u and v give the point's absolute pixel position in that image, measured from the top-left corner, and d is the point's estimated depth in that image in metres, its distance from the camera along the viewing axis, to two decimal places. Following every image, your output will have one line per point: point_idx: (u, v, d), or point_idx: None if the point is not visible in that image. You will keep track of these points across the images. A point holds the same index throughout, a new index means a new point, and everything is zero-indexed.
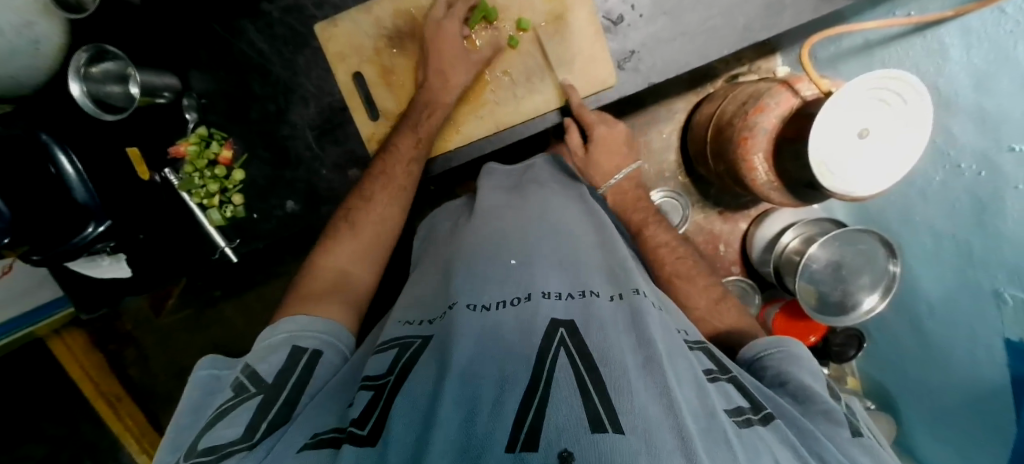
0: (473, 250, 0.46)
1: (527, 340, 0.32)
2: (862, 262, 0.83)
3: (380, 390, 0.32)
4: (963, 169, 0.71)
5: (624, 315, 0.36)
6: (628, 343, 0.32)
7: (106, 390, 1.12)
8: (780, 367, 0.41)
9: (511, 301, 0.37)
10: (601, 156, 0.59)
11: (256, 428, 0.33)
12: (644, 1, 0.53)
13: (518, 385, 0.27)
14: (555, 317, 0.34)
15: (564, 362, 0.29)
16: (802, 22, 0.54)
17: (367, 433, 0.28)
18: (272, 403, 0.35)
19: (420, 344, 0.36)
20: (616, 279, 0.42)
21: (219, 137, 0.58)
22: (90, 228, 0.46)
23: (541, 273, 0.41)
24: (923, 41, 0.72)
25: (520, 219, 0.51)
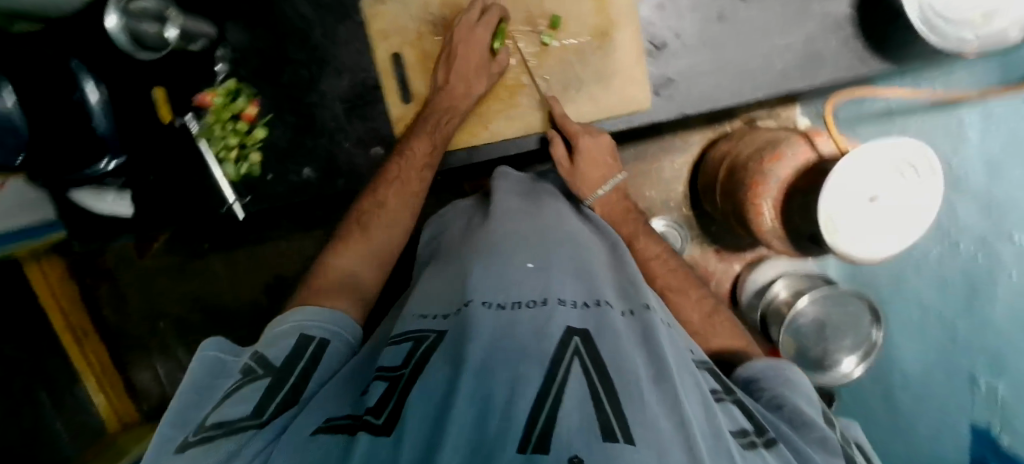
0: (491, 248, 0.47)
1: (541, 343, 0.33)
2: (847, 323, 0.85)
3: (395, 381, 0.33)
4: (960, 249, 0.73)
5: (636, 330, 0.37)
6: (639, 357, 0.33)
7: (75, 324, 1.08)
8: (778, 389, 0.40)
9: (528, 303, 0.38)
10: (587, 169, 0.55)
11: (263, 406, 0.33)
12: (689, 33, 0.54)
13: (530, 386, 0.28)
14: (570, 325, 0.35)
15: (579, 372, 0.30)
16: (836, 80, 0.56)
17: (382, 423, 0.28)
18: (279, 385, 0.35)
19: (435, 338, 0.37)
20: (628, 293, 0.43)
21: (248, 92, 0.58)
22: (103, 162, 0.48)
23: (557, 279, 0.42)
24: (943, 118, 0.74)
25: (539, 225, 0.51)
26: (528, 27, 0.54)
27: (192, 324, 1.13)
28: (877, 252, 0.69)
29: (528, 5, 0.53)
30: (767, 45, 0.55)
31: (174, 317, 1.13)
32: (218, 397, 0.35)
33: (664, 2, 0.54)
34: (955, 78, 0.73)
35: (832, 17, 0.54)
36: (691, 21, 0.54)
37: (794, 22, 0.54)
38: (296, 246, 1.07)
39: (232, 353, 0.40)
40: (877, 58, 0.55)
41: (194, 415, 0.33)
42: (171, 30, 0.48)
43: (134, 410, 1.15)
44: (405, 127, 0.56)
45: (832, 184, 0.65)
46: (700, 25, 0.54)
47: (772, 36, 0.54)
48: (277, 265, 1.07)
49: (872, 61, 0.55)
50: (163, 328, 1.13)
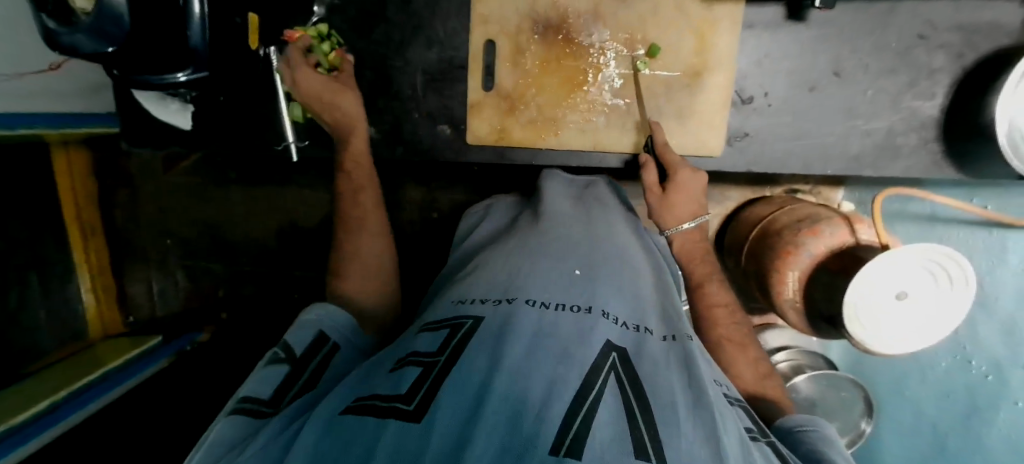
0: (542, 248, 0.49)
1: (584, 348, 0.34)
2: (838, 407, 0.86)
3: (429, 367, 0.33)
4: (972, 366, 0.75)
5: (678, 357, 0.38)
6: (678, 382, 0.35)
7: (85, 219, 1.07)
8: (816, 443, 0.40)
9: (573, 307, 0.39)
10: (677, 199, 0.52)
11: (280, 395, 0.35)
12: (779, 95, 0.55)
13: (567, 391, 0.29)
14: (609, 339, 0.36)
15: (614, 387, 0.31)
16: (908, 176, 0.57)
17: (413, 409, 0.27)
18: (295, 375, 0.37)
19: (473, 323, 0.37)
20: (669, 321, 0.45)
21: (336, 41, 0.57)
22: (179, 74, 0.47)
23: (604, 291, 0.43)
24: (987, 236, 0.74)
25: (588, 235, 0.52)
26: (624, 47, 0.53)
27: (199, 248, 1.13)
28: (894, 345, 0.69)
29: (632, 26, 0.53)
30: (849, 126, 0.55)
31: (181, 236, 1.13)
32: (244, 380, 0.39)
33: (763, 58, 0.54)
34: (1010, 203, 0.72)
35: (919, 115, 0.55)
36: (784, 85, 0.54)
37: (882, 111, 0.55)
38: (318, 198, 1.07)
39: None
40: (954, 167, 0.56)
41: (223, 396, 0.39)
42: None
43: (120, 320, 1.14)
44: (479, 114, 0.57)
45: (863, 277, 0.65)
46: (791, 90, 0.54)
47: (856, 119, 0.55)
48: (296, 211, 1.08)
49: (947, 168, 0.56)
50: (168, 245, 1.14)
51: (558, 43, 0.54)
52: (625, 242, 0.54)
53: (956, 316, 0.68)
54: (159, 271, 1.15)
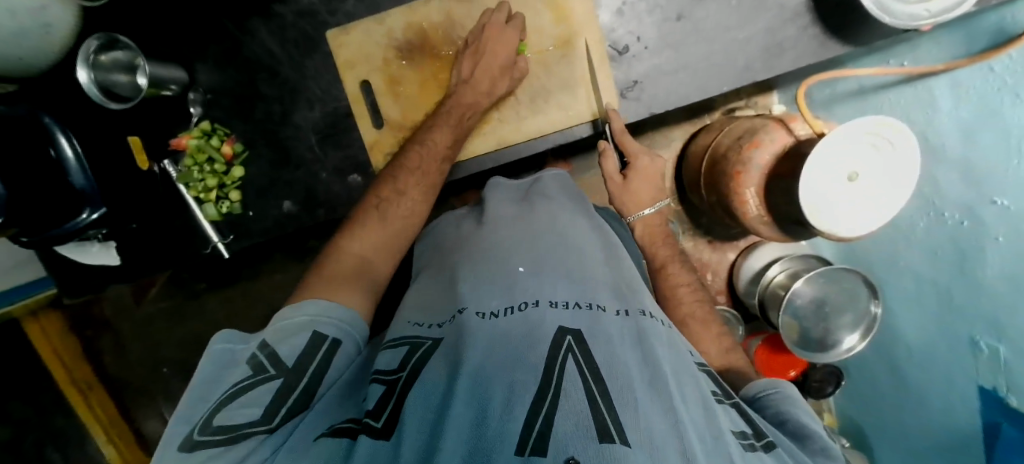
0: (483, 256, 0.49)
1: (536, 347, 0.33)
2: (843, 300, 0.85)
3: (393, 385, 0.34)
4: (947, 217, 0.73)
5: (631, 333, 0.38)
6: (634, 361, 0.34)
7: (78, 377, 1.09)
8: (780, 405, 0.41)
9: (519, 306, 0.39)
10: (636, 186, 0.62)
11: (275, 410, 0.34)
12: (650, 34, 0.55)
13: (527, 391, 0.28)
14: (563, 325, 0.36)
15: (573, 369, 0.31)
16: (800, 65, 0.57)
17: (382, 426, 0.30)
18: (290, 389, 0.36)
19: (430, 345, 0.38)
20: (622, 295, 0.45)
21: (221, 133, 0.58)
22: (84, 214, 0.47)
23: (548, 283, 0.43)
24: (914, 90, 0.75)
25: (530, 229, 0.52)
26: None
27: (193, 365, 1.12)
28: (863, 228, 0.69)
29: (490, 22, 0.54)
30: (728, 38, 0.56)
31: (175, 361, 1.12)
32: (227, 390, 0.35)
33: (623, 7, 0.55)
34: (923, 51, 0.74)
35: (789, 6, 0.55)
36: (651, 23, 0.55)
37: (754, 13, 0.55)
38: (289, 278, 1.07)
39: (242, 344, 0.41)
40: (838, 41, 0.56)
41: (201, 407, 0.35)
42: (142, 78, 0.50)
43: (145, 458, 1.15)
44: (379, 152, 0.57)
45: (812, 166, 0.65)
46: (660, 26, 0.55)
47: (732, 29, 0.56)
48: (273, 298, 1.08)
49: (833, 45, 0.56)
50: (166, 374, 1.13)
51: (429, 62, 0.55)
52: (567, 227, 0.54)
53: (908, 180, 0.67)
54: (167, 400, 1.14)
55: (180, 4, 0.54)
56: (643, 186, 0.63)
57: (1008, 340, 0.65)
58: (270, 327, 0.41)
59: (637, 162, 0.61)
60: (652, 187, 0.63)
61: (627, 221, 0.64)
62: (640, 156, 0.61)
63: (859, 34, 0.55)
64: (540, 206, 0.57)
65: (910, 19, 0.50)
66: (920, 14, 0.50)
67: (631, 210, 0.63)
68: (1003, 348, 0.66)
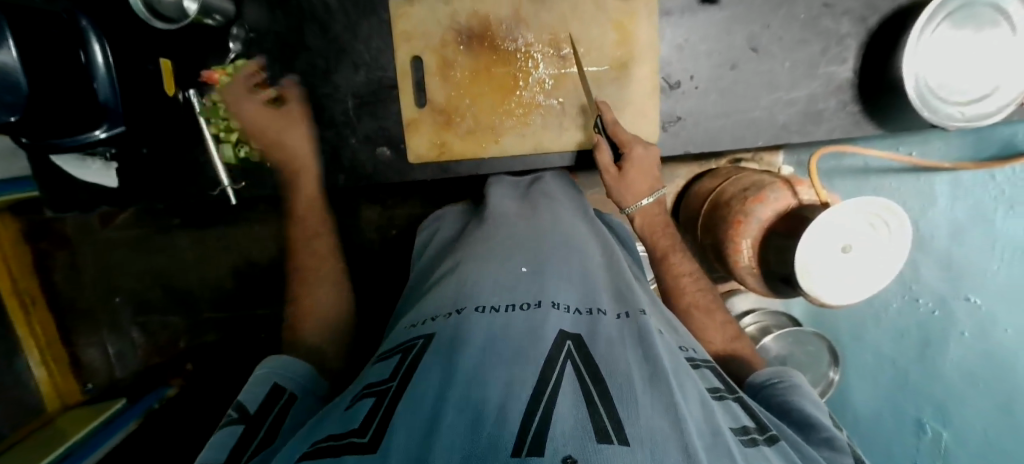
0: (487, 252, 0.48)
1: (537, 345, 0.33)
2: (807, 361, 0.90)
3: (382, 395, 0.32)
4: (920, 303, 0.79)
5: (630, 333, 0.38)
6: (633, 359, 0.34)
7: (22, 288, 0.98)
8: (789, 396, 0.43)
9: (521, 305, 0.39)
10: (634, 178, 0.53)
11: (238, 456, 0.32)
12: (703, 75, 0.56)
13: (525, 390, 0.28)
14: (563, 328, 0.36)
15: (571, 375, 0.31)
16: (832, 137, 0.59)
17: (368, 441, 0.26)
18: (253, 433, 0.34)
19: (423, 343, 0.37)
20: (621, 297, 0.44)
21: (256, 74, 0.55)
22: (97, 131, 0.45)
23: (551, 283, 0.42)
24: (916, 181, 0.78)
25: (534, 228, 0.52)
26: (553, 49, 0.54)
27: (150, 301, 1.08)
28: (852, 296, 0.72)
29: (554, 27, 0.54)
30: (773, 97, 0.58)
31: (131, 291, 1.07)
32: None
33: (682, 43, 0.56)
34: (932, 147, 0.78)
35: (835, 80, 0.57)
36: (706, 65, 0.56)
37: (802, 78, 0.57)
38: (270, 231, 1.03)
39: None
40: (871, 123, 0.58)
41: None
42: (191, 4, 0.48)
43: (78, 389, 1.05)
44: (417, 132, 0.57)
45: (811, 232, 0.68)
46: (713, 70, 0.56)
47: (779, 89, 0.57)
48: (251, 249, 1.04)
49: (866, 126, 0.59)
50: (118, 303, 1.07)
51: (486, 53, 0.54)
52: (568, 228, 0.52)
53: (894, 258, 0.72)
54: (114, 332, 1.08)
55: None
56: (641, 177, 0.54)
57: (952, 427, 0.75)
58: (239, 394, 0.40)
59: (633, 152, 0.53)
60: (649, 175, 0.54)
61: (625, 213, 0.56)
62: (636, 145, 0.53)
63: (894, 120, 0.58)
64: (547, 200, 0.55)
65: (944, 117, 0.52)
66: (955, 116, 0.52)
67: (631, 202, 0.55)
68: (946, 434, 0.76)
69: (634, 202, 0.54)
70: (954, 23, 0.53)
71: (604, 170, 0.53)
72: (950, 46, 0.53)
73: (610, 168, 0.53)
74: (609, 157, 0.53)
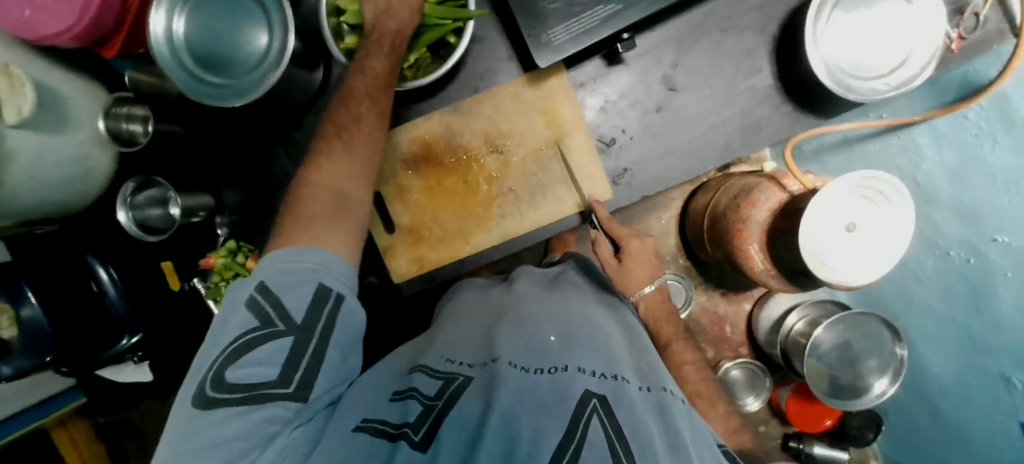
0: (518, 317, 0.51)
1: (563, 402, 0.36)
2: (868, 344, 0.84)
3: (430, 407, 0.39)
4: (953, 256, 0.75)
5: (651, 406, 0.41)
6: (655, 427, 0.37)
7: None
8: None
9: (549, 369, 0.41)
10: (634, 267, 0.61)
11: (289, 376, 0.38)
12: (633, 126, 0.60)
13: (552, 438, 0.33)
14: (588, 387, 0.39)
15: (598, 430, 0.34)
16: (777, 139, 0.61)
17: (419, 440, 0.35)
18: (302, 353, 0.39)
19: (463, 381, 0.42)
20: (644, 372, 0.47)
21: (247, 249, 0.60)
22: (123, 340, 0.51)
23: (578, 350, 0.45)
24: (897, 139, 0.80)
25: (557, 303, 0.55)
26: (492, 149, 0.60)
27: None
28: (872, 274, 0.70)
29: (487, 129, 0.59)
30: (707, 123, 0.60)
31: None
32: (229, 343, 0.38)
33: (605, 105, 0.60)
34: (900, 105, 0.78)
35: (759, 89, 0.60)
36: (633, 117, 0.60)
37: (727, 99, 0.60)
38: None
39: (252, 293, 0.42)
40: (810, 115, 0.60)
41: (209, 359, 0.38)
42: (174, 209, 0.55)
43: None
44: (394, 255, 0.61)
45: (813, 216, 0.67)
46: (641, 118, 0.60)
47: (709, 115, 0.60)
48: None
49: (806, 119, 0.60)
50: None
51: (434, 170, 0.60)
52: (590, 308, 0.56)
53: (900, 230, 0.71)
54: None
55: (212, 142, 0.61)
56: (641, 268, 0.61)
57: None
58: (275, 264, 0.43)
59: (629, 245, 0.61)
60: (650, 266, 0.62)
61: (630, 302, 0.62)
62: (631, 239, 0.60)
63: (827, 106, 0.59)
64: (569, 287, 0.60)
65: (872, 93, 0.54)
66: (881, 88, 0.54)
67: (634, 290, 0.62)
68: None
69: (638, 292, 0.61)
70: (846, 8, 0.55)
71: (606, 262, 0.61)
72: (852, 29, 0.55)
73: (611, 259, 0.61)
74: (608, 251, 0.61)
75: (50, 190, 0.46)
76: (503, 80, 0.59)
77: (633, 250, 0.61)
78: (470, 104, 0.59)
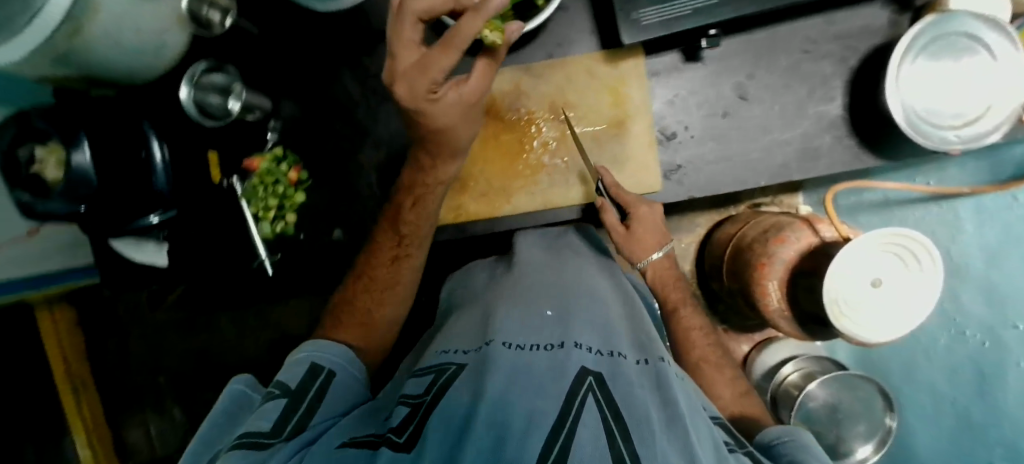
0: (515, 296, 0.50)
1: (558, 381, 0.35)
2: (857, 410, 0.80)
3: (416, 408, 0.38)
4: (968, 337, 0.71)
5: (650, 378, 0.38)
6: (652, 400, 0.35)
7: (76, 373, 1.08)
8: (792, 452, 0.41)
9: (546, 346, 0.41)
10: (641, 234, 0.57)
11: (280, 427, 0.40)
12: (696, 124, 0.60)
13: (546, 422, 0.31)
14: (585, 365, 0.37)
15: (592, 409, 0.32)
16: (833, 171, 0.61)
17: (404, 441, 0.34)
18: (296, 405, 0.43)
19: (455, 369, 0.41)
20: (642, 344, 0.45)
21: (291, 159, 0.62)
22: (150, 216, 0.53)
23: (576, 325, 0.44)
24: (937, 210, 0.75)
25: (559, 276, 0.54)
26: (552, 114, 0.60)
27: (191, 379, 1.13)
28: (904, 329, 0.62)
29: (553, 95, 0.59)
30: (769, 138, 0.60)
31: (173, 372, 1.13)
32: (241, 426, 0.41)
33: (673, 98, 0.60)
34: (948, 174, 0.74)
35: (827, 117, 0.60)
36: (698, 116, 0.60)
37: (793, 120, 0.60)
38: (306, 306, 1.08)
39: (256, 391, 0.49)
40: (872, 155, 0.60)
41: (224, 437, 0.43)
42: (234, 103, 0.56)
43: None
44: None
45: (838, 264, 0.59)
46: (706, 119, 0.60)
47: (773, 131, 0.60)
48: (288, 326, 1.09)
49: (867, 158, 0.60)
50: (161, 384, 1.13)
51: (493, 123, 0.60)
52: (593, 280, 0.54)
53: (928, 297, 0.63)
54: (156, 413, 1.14)
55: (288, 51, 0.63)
56: (650, 233, 0.57)
57: None
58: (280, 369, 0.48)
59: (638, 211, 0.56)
60: (659, 229, 0.57)
61: (638, 267, 0.59)
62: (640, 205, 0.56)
63: (892, 149, 0.59)
64: (576, 254, 0.58)
65: (942, 141, 0.53)
66: (951, 139, 0.54)
67: (642, 255, 0.58)
68: None
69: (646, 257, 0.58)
70: (930, 56, 0.55)
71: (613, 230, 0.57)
72: (933, 77, 0.55)
73: (617, 227, 0.57)
74: (616, 219, 0.57)
75: (127, 57, 0.47)
76: (579, 52, 0.59)
77: (642, 216, 0.56)
78: (543, 67, 0.59)
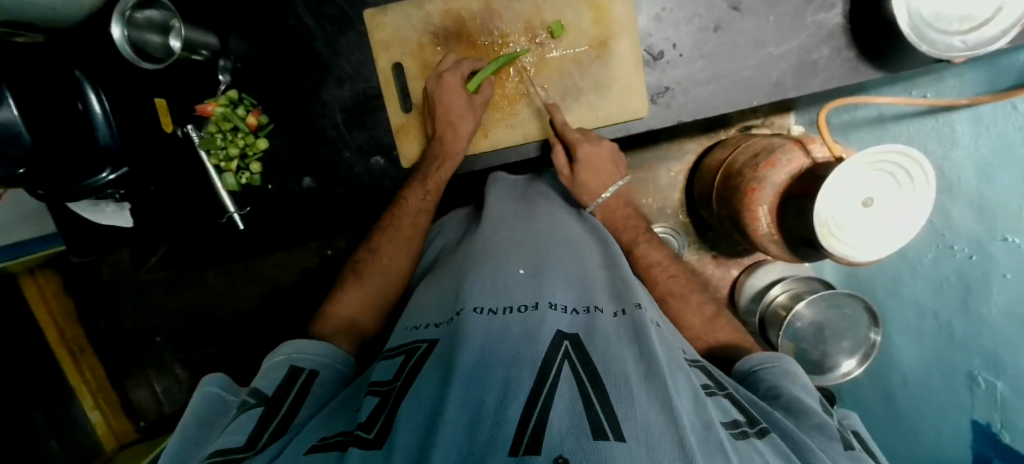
0: (486, 258, 0.49)
1: (533, 348, 0.33)
2: (844, 327, 0.81)
3: (386, 395, 0.35)
4: (955, 251, 0.67)
5: (627, 330, 0.38)
6: (629, 357, 0.34)
7: (70, 338, 1.07)
8: (776, 379, 0.44)
9: (519, 307, 0.39)
10: (586, 176, 0.59)
11: (255, 440, 0.36)
12: (685, 42, 0.57)
13: (523, 390, 0.29)
14: (560, 328, 0.37)
15: (569, 377, 0.31)
16: (830, 87, 0.57)
17: (373, 437, 0.30)
18: (269, 419, 0.38)
19: (426, 348, 0.40)
20: (619, 294, 0.45)
21: (248, 103, 0.63)
22: (103, 174, 0.47)
23: (548, 284, 0.43)
24: (934, 123, 0.70)
25: (532, 233, 0.53)
26: (527, 34, 0.58)
27: (189, 336, 1.13)
28: (877, 255, 0.60)
29: (529, 15, 0.57)
30: (762, 54, 0.56)
31: (169, 331, 1.13)
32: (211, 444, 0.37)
33: (661, 13, 0.57)
34: (947, 85, 0.69)
35: (825, 27, 0.55)
36: (687, 31, 0.57)
37: (790, 31, 0.55)
38: (292, 258, 1.06)
39: (233, 394, 0.44)
40: (871, 67, 0.56)
41: (197, 452, 0.37)
42: (175, 41, 0.52)
43: (131, 428, 1.14)
44: (407, 136, 0.63)
45: (838, 172, 0.57)
46: (695, 36, 0.57)
47: (768, 45, 0.56)
48: (275, 277, 1.07)
49: (866, 70, 0.56)
50: (159, 343, 1.13)
51: (465, 50, 0.60)
52: (568, 232, 0.55)
53: (908, 231, 0.60)
54: (159, 372, 1.15)
55: None
56: (600, 172, 0.59)
57: (1006, 378, 0.61)
58: (258, 374, 0.45)
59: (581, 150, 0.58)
60: (610, 169, 0.60)
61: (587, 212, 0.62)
62: (582, 144, 0.57)
63: (893, 62, 0.55)
64: (544, 210, 0.59)
65: (946, 48, 0.49)
66: (956, 46, 0.49)
67: (588, 196, 0.61)
68: (1000, 385, 0.62)
69: (597, 199, 0.61)
70: None
71: (561, 169, 0.60)
72: None
73: (566, 169, 0.60)
74: (564, 159, 0.59)
75: None
76: None
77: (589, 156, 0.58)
78: None
